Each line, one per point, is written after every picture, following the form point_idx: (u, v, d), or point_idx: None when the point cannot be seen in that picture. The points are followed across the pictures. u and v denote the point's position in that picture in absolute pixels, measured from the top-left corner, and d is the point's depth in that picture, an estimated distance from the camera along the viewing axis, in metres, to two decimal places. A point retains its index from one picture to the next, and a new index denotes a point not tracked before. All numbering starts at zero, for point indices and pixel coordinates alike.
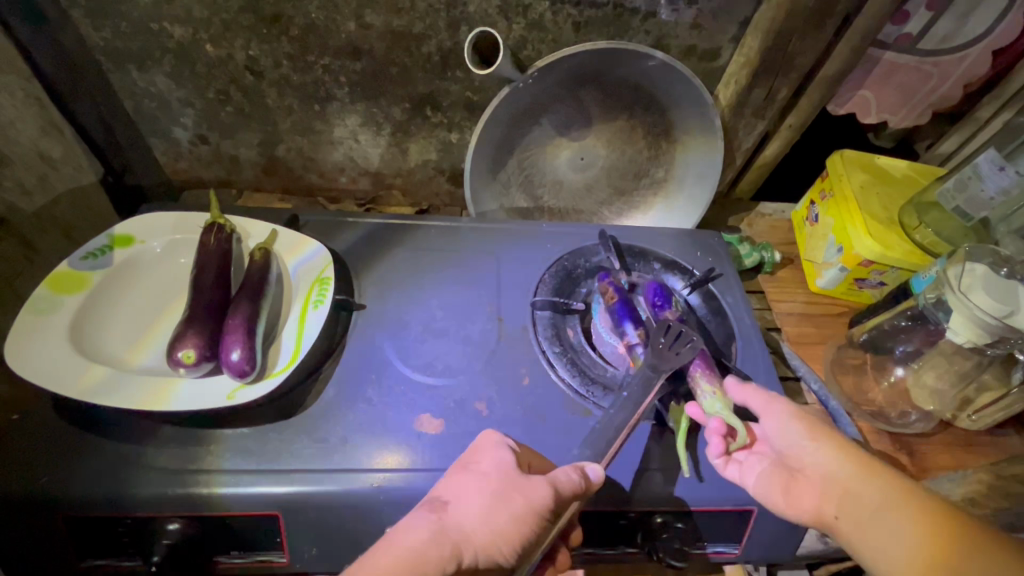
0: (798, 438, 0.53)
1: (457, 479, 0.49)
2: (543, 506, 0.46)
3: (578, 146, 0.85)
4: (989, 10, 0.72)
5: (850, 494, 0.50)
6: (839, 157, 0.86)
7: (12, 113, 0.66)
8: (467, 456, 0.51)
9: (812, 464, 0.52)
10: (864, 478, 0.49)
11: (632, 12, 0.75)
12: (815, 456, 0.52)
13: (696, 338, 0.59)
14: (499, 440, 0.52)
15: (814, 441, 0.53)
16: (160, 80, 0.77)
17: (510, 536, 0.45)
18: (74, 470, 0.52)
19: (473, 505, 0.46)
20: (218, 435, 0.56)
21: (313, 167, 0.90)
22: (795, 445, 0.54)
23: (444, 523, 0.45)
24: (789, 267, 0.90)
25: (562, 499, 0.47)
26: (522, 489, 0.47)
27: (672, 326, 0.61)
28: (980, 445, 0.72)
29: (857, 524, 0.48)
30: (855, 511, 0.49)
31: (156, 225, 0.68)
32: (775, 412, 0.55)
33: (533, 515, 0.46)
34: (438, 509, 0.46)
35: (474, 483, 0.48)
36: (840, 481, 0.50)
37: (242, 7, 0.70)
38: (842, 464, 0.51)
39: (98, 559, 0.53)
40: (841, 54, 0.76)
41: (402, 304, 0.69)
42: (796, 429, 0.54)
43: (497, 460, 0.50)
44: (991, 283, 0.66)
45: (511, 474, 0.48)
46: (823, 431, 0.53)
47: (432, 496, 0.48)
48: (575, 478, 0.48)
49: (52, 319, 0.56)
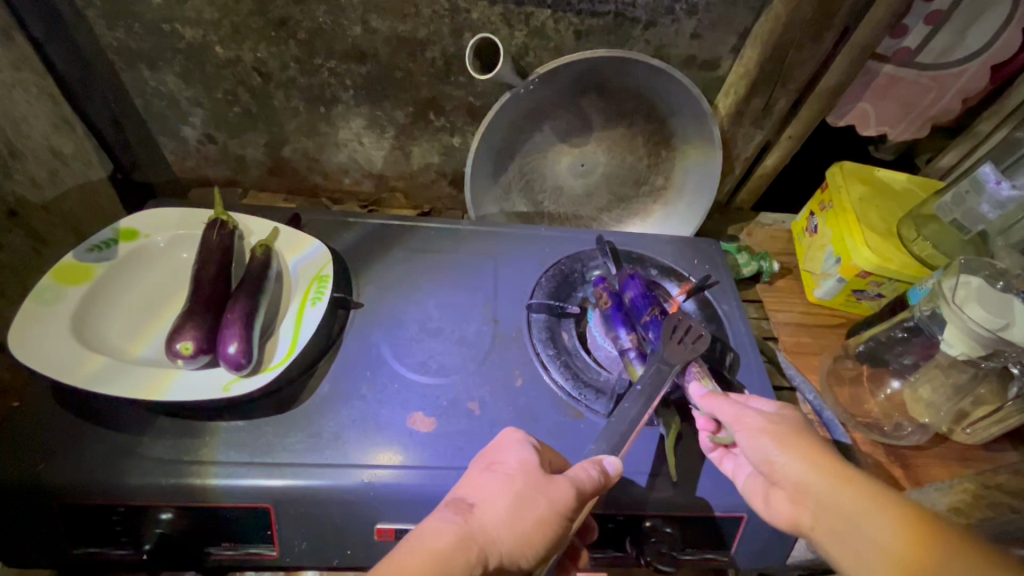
0: (767, 450, 0.49)
1: (479, 480, 0.49)
2: (565, 505, 0.47)
3: (579, 153, 0.86)
4: (987, 25, 0.73)
5: (822, 504, 0.46)
6: (838, 169, 0.87)
7: (25, 110, 0.68)
8: (489, 456, 0.51)
9: (782, 477, 0.49)
10: (838, 488, 0.46)
11: (633, 21, 0.76)
12: (785, 469, 0.48)
13: (706, 334, 0.60)
14: (522, 439, 0.52)
15: (783, 452, 0.49)
16: (169, 80, 0.78)
17: (534, 538, 0.46)
18: (71, 457, 0.53)
19: (498, 507, 0.46)
20: (214, 427, 0.57)
21: (317, 168, 0.91)
22: (767, 458, 0.49)
23: (470, 526, 0.45)
24: (787, 277, 0.90)
25: (583, 496, 0.48)
26: (545, 490, 0.47)
27: (681, 322, 0.61)
28: (974, 460, 0.72)
29: (833, 533, 0.46)
30: (829, 522, 0.46)
31: (162, 221, 0.69)
32: (744, 424, 0.52)
33: (556, 515, 0.47)
34: (465, 511, 0.46)
35: (499, 484, 0.48)
36: (812, 492, 0.47)
37: (251, 10, 0.71)
38: (815, 475, 0.47)
39: (91, 547, 0.54)
40: (840, 67, 0.77)
41: (400, 304, 0.70)
42: (765, 443, 0.50)
43: (521, 460, 0.50)
44: (987, 295, 0.65)
45: (534, 475, 0.49)
46: (792, 439, 0.49)
47: (456, 497, 0.47)
48: (594, 474, 0.49)
49: (55, 309, 0.58)
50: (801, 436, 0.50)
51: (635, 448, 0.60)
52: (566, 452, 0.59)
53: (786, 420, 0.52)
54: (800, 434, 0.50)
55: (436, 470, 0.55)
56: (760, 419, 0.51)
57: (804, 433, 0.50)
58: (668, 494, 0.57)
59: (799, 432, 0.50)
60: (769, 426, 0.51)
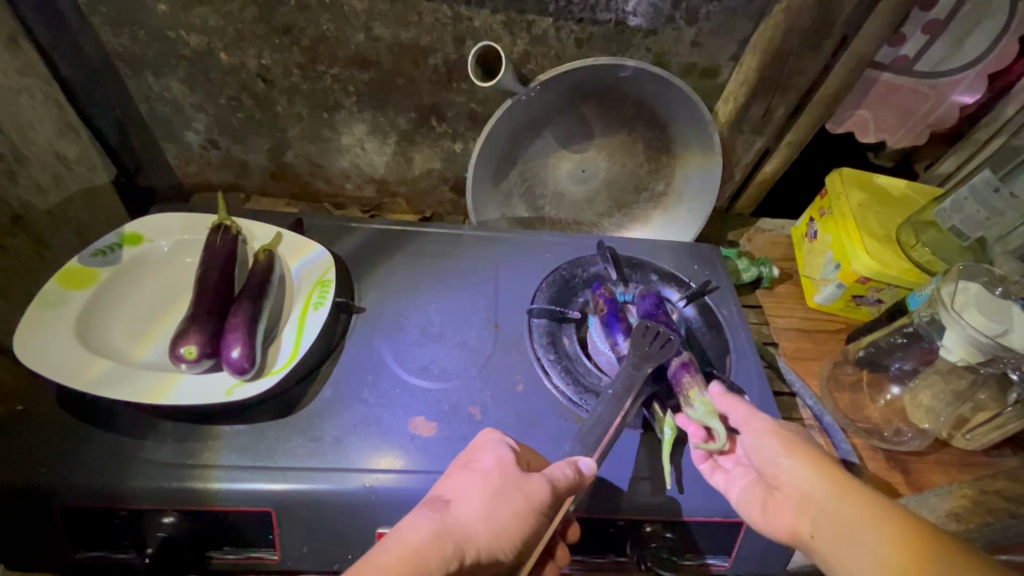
0: (773, 453, 0.52)
1: (457, 479, 0.49)
2: (541, 502, 0.47)
3: (580, 159, 0.87)
4: (985, 34, 0.74)
5: (822, 511, 0.48)
6: (838, 175, 0.87)
7: (30, 115, 0.69)
8: (467, 455, 0.51)
9: (787, 479, 0.51)
10: (839, 495, 0.47)
11: (633, 29, 0.77)
12: (793, 471, 0.51)
13: (673, 339, 0.62)
14: (499, 438, 0.52)
15: (790, 457, 0.51)
16: (174, 86, 0.79)
17: (510, 533, 0.46)
18: (75, 460, 0.53)
19: (474, 503, 0.47)
20: (217, 431, 0.57)
21: (320, 174, 0.92)
22: (772, 460, 0.52)
23: (445, 522, 0.45)
24: (787, 283, 0.91)
25: (558, 495, 0.48)
26: (522, 487, 0.48)
27: (651, 326, 0.63)
28: (973, 466, 0.72)
29: (830, 540, 0.46)
30: (828, 529, 0.46)
31: (165, 226, 0.70)
32: (752, 428, 0.54)
33: (531, 511, 0.47)
34: (440, 508, 0.46)
35: (476, 481, 0.48)
36: (812, 497, 0.49)
37: (256, 17, 0.72)
38: (818, 481, 0.49)
39: (95, 551, 0.55)
40: (838, 75, 0.77)
41: (401, 309, 0.71)
42: (771, 444, 0.52)
43: (497, 457, 0.50)
44: (985, 301, 0.65)
45: (509, 472, 0.49)
46: (801, 447, 0.52)
47: (434, 495, 0.48)
48: (569, 473, 0.49)
49: (60, 314, 0.58)
50: (807, 445, 0.52)
51: (635, 453, 0.60)
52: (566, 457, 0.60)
53: (793, 430, 0.54)
54: (807, 444, 0.52)
55: (437, 474, 0.56)
56: (771, 424, 0.54)
57: (810, 443, 0.53)
58: (668, 499, 0.57)
59: (806, 442, 0.53)
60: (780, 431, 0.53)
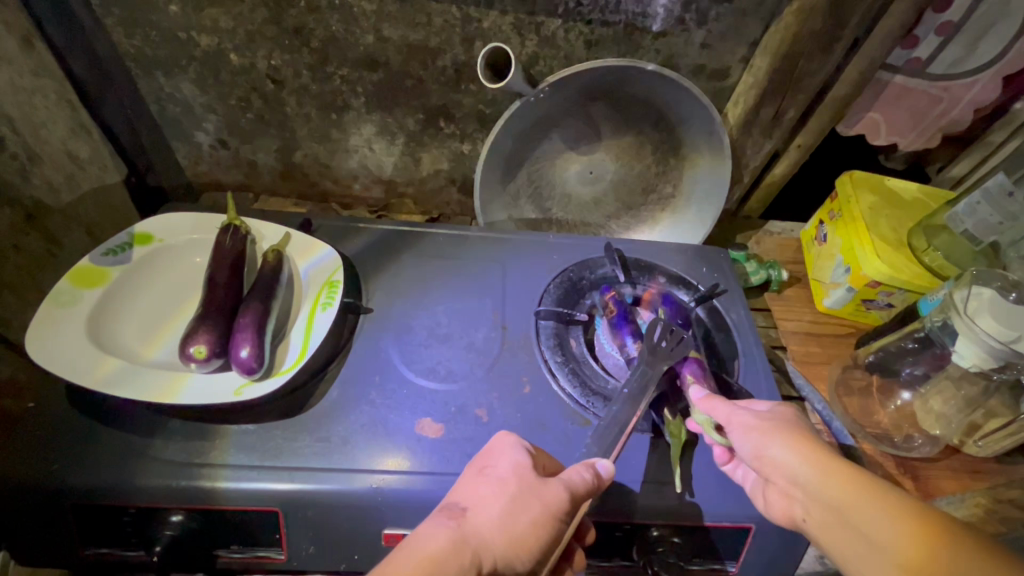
0: (757, 446, 0.51)
1: (471, 487, 0.48)
2: (559, 507, 0.47)
3: (588, 161, 0.87)
4: (999, 36, 0.73)
5: (812, 496, 0.48)
6: (849, 179, 0.86)
7: (44, 115, 0.69)
8: (480, 461, 0.51)
9: (775, 474, 0.50)
10: (827, 481, 0.47)
11: (643, 31, 0.76)
12: (777, 464, 0.49)
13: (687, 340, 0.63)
14: (515, 442, 0.53)
15: (772, 447, 0.50)
16: (185, 86, 0.80)
17: (528, 542, 0.45)
18: (83, 458, 0.53)
19: (490, 511, 0.46)
20: (225, 430, 0.57)
21: (328, 174, 0.92)
22: (758, 453, 0.51)
23: (464, 530, 0.44)
24: (796, 286, 0.90)
25: (576, 499, 0.48)
26: (540, 494, 0.47)
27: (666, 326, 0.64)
28: (985, 473, 0.71)
29: (824, 525, 0.47)
30: (822, 515, 0.47)
31: (175, 226, 0.70)
32: (736, 424, 0.53)
33: (549, 518, 0.46)
34: (457, 516, 0.46)
35: (493, 489, 0.48)
36: (801, 485, 0.48)
37: (266, 18, 0.73)
38: (804, 468, 0.48)
39: (103, 547, 0.55)
40: (850, 77, 0.77)
41: (409, 311, 0.70)
42: (755, 438, 0.51)
43: (514, 464, 0.50)
44: (1000, 308, 0.64)
45: (527, 478, 0.49)
46: (782, 433, 0.50)
47: (449, 502, 0.47)
48: (587, 477, 0.49)
49: (72, 313, 0.58)
50: (792, 430, 0.51)
51: (642, 457, 0.59)
52: (573, 459, 0.59)
53: (777, 417, 0.53)
54: (792, 429, 0.51)
55: (444, 475, 0.56)
56: (751, 417, 0.53)
57: (796, 428, 0.51)
58: (674, 503, 0.56)
59: (789, 427, 0.52)
60: (759, 424, 0.52)
